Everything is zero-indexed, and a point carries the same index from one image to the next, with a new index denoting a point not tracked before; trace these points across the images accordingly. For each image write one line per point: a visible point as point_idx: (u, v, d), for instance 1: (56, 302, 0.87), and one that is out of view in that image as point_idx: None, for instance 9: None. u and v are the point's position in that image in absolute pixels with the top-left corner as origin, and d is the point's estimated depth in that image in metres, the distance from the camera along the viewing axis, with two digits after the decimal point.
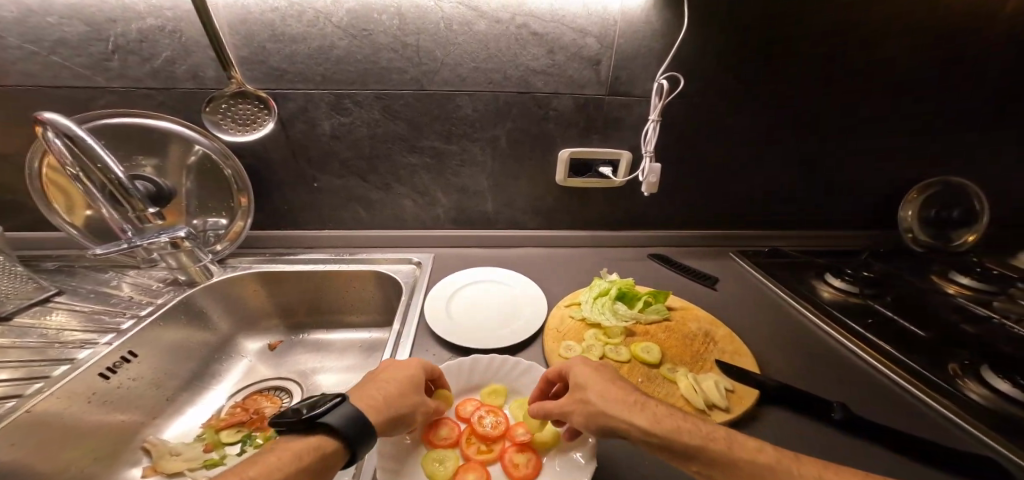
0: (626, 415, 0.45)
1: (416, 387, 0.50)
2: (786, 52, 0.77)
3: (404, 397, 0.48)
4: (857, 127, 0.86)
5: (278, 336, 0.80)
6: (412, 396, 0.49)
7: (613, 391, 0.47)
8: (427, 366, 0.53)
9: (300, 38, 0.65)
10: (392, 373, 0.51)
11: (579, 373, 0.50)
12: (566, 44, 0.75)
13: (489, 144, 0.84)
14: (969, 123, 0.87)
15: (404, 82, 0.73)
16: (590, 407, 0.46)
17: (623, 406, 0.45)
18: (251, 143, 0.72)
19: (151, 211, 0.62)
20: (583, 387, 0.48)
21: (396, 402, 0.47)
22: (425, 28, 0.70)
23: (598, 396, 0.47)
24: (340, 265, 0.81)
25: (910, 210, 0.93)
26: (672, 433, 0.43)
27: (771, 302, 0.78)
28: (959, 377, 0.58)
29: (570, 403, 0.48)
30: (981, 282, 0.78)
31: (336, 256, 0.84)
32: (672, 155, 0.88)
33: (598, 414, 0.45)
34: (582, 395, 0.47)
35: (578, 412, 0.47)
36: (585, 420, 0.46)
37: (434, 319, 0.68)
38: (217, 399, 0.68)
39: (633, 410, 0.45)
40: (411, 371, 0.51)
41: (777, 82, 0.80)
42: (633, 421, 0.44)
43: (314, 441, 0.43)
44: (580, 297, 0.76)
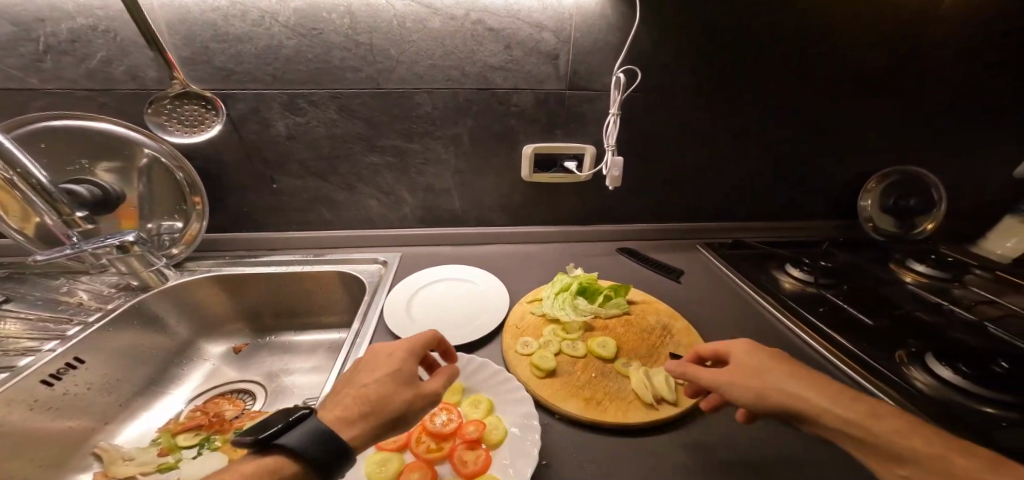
0: (810, 395, 0.42)
1: (398, 385, 0.48)
2: (775, 52, 0.79)
3: (387, 400, 0.46)
4: (854, 126, 0.88)
5: (243, 340, 0.80)
6: (394, 396, 0.47)
7: (794, 374, 0.45)
8: (409, 352, 0.51)
9: (245, 37, 0.64)
10: (369, 373, 0.49)
11: (750, 354, 0.48)
12: (523, 39, 0.75)
13: (451, 142, 0.84)
14: (963, 118, 0.89)
15: (359, 81, 0.72)
16: (761, 384, 0.45)
17: (803, 389, 0.43)
18: (202, 144, 0.71)
19: (79, 216, 0.61)
20: (754, 366, 0.46)
21: (382, 405, 0.46)
22: (377, 27, 0.69)
23: (781, 377, 0.44)
24: (304, 267, 0.81)
25: (868, 200, 0.94)
26: (860, 419, 0.40)
27: (732, 294, 0.79)
28: (904, 364, 0.58)
29: (734, 377, 0.46)
30: (937, 270, 0.79)
31: (301, 258, 0.83)
32: (637, 150, 0.88)
33: (776, 396, 0.43)
34: (759, 372, 0.45)
35: (746, 386, 0.45)
36: (743, 396, 0.45)
37: (392, 320, 0.68)
38: (174, 404, 0.67)
39: (825, 396, 0.42)
40: (391, 366, 0.49)
41: (778, 83, 0.82)
42: (829, 408, 0.41)
43: (269, 463, 0.40)
44: (542, 293, 0.76)
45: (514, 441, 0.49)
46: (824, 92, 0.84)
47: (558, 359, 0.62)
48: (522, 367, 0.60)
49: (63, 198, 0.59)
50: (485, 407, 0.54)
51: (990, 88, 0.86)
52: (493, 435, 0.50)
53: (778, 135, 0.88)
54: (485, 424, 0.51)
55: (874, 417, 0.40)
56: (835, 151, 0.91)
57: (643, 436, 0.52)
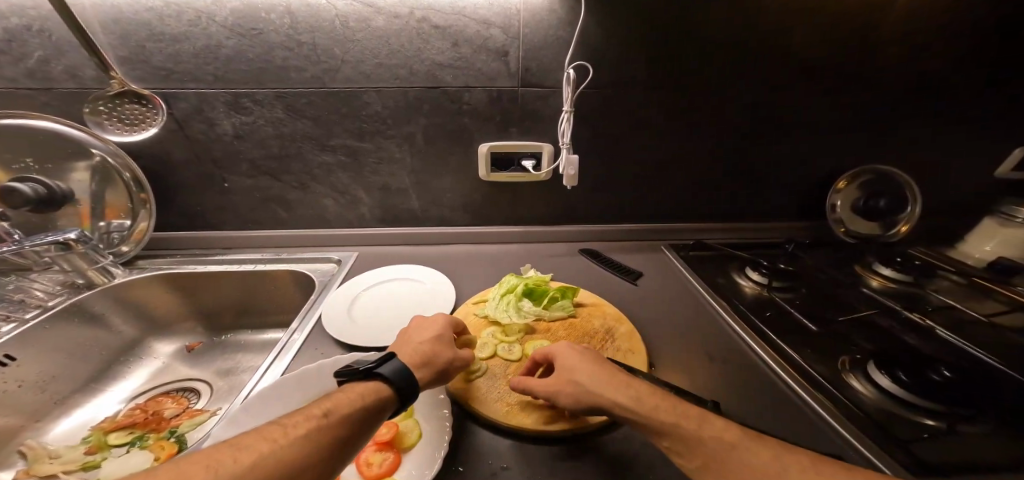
0: (606, 389, 0.46)
1: (446, 341, 0.53)
2: (768, 57, 0.78)
3: (439, 352, 0.51)
4: (857, 126, 0.86)
5: (196, 338, 0.80)
6: (444, 349, 0.52)
7: (596, 370, 0.49)
8: (453, 322, 0.57)
9: (181, 37, 0.64)
10: (438, 331, 0.54)
11: (567, 358, 0.51)
12: (470, 36, 0.74)
13: (405, 141, 0.83)
14: (959, 121, 0.86)
15: (303, 80, 0.72)
16: (575, 389, 0.48)
17: (602, 383, 0.47)
18: (148, 143, 0.71)
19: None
20: (570, 369, 0.49)
21: (434, 355, 0.51)
22: (319, 26, 0.69)
23: (583, 375, 0.48)
24: (256, 266, 0.81)
25: (839, 199, 0.89)
26: (636, 405, 0.44)
27: (686, 297, 0.76)
28: (845, 373, 0.55)
29: (558, 385, 0.49)
30: (903, 274, 0.75)
31: (256, 256, 0.83)
32: (596, 149, 0.86)
33: (585, 392, 0.47)
34: (570, 377, 0.49)
35: (567, 393, 0.48)
36: (565, 403, 0.48)
37: (329, 320, 0.68)
38: (112, 403, 0.67)
39: (622, 391, 0.46)
40: (444, 330, 0.55)
41: (777, 84, 0.80)
42: (619, 400, 0.45)
43: (371, 388, 0.44)
44: (489, 295, 0.74)
45: (424, 447, 0.48)
46: (787, 88, 0.81)
47: (490, 363, 0.61)
48: None
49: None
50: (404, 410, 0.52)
51: (967, 84, 0.82)
52: (407, 438, 0.49)
53: (742, 133, 0.85)
54: (400, 427, 0.50)
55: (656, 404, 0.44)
56: (803, 149, 0.88)
57: (560, 445, 0.50)
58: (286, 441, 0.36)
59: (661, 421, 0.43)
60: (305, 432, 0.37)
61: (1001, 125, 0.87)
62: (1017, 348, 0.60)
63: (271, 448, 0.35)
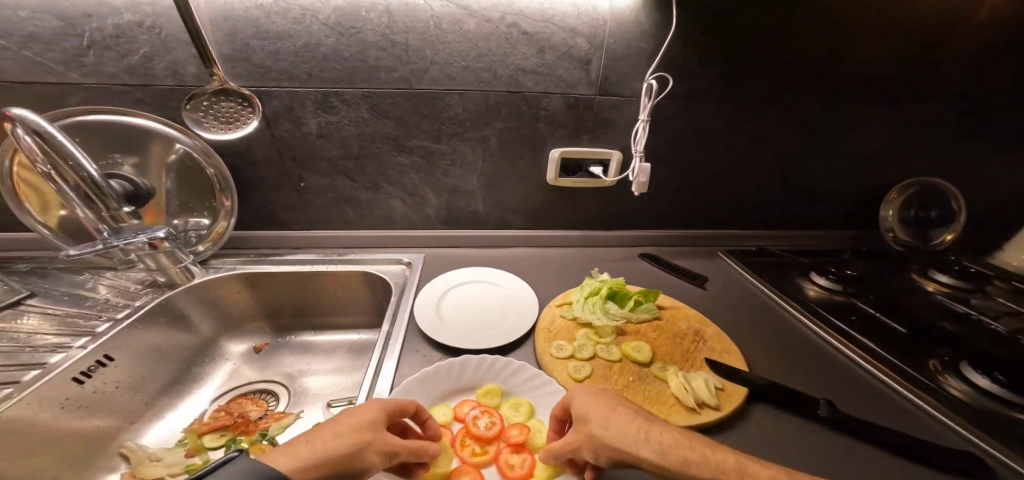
0: (635, 449, 0.41)
1: (358, 425, 0.41)
2: (834, 73, 0.81)
3: (341, 436, 0.39)
4: (909, 140, 0.90)
5: (263, 339, 0.79)
6: (347, 435, 0.40)
7: (610, 420, 0.43)
8: (384, 404, 0.44)
9: (284, 35, 0.63)
10: (347, 414, 0.42)
11: (580, 405, 0.45)
12: (556, 43, 0.75)
13: (479, 144, 0.83)
14: (1001, 137, 0.91)
15: (392, 81, 0.72)
16: (596, 443, 0.42)
17: (628, 440, 0.41)
18: (236, 141, 0.70)
19: (125, 211, 0.60)
20: (589, 425, 0.43)
21: (328, 441, 0.39)
22: (414, 27, 0.69)
23: (602, 430, 0.42)
24: (329, 266, 0.80)
25: (891, 210, 0.95)
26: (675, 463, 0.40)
27: (758, 301, 0.79)
28: (939, 373, 0.58)
29: (578, 439, 0.44)
30: (960, 281, 0.80)
31: (326, 257, 0.82)
32: (662, 157, 0.89)
33: (607, 450, 0.42)
34: (590, 434, 0.43)
35: (590, 450, 0.43)
36: (595, 459, 0.43)
37: (424, 321, 0.67)
38: (199, 404, 0.66)
39: (650, 442, 0.41)
40: (361, 412, 0.42)
41: (839, 98, 0.84)
42: (648, 456, 0.41)
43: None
44: (571, 297, 0.75)
45: None
46: (849, 103, 0.85)
47: (593, 364, 0.62)
48: (558, 369, 0.60)
49: (113, 194, 0.58)
50: (526, 410, 0.53)
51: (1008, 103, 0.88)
52: (537, 440, 0.49)
53: (801, 145, 0.90)
54: (530, 429, 0.50)
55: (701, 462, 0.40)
56: (856, 161, 0.92)
57: None
58: None
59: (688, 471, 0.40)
60: None
61: None
62: None
63: None
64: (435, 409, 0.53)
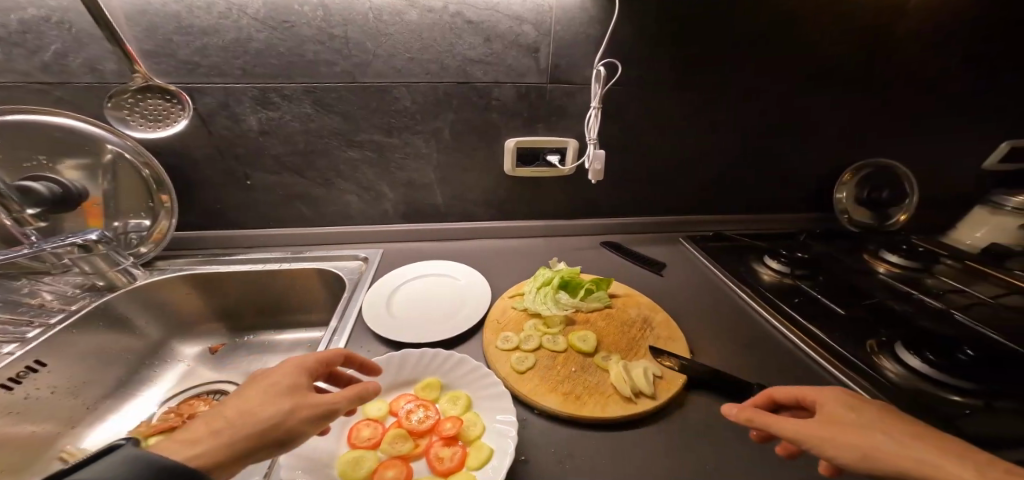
0: (941, 460, 0.32)
1: (280, 391, 0.39)
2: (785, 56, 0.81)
3: (265, 405, 0.38)
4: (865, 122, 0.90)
5: (219, 339, 0.79)
6: (269, 402, 0.38)
7: (909, 432, 0.35)
8: (305, 363, 0.43)
9: (211, 30, 0.61)
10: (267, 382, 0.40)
11: (833, 405, 0.40)
12: (502, 32, 0.74)
13: (432, 136, 0.82)
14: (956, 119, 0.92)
15: (334, 75, 0.69)
16: (865, 442, 0.35)
17: (941, 456, 0.33)
18: (170, 139, 0.68)
19: (27, 213, 0.60)
20: (856, 423, 0.37)
21: (257, 410, 0.37)
22: (352, 19, 0.66)
23: (893, 435, 0.35)
24: (287, 265, 0.79)
25: (844, 192, 0.95)
26: None
27: (712, 287, 0.79)
28: (875, 354, 0.59)
29: (831, 432, 0.37)
30: (909, 260, 0.81)
31: (284, 255, 0.81)
32: (618, 144, 0.88)
33: (879, 454, 0.34)
34: (867, 435, 0.36)
35: (843, 443, 0.36)
36: (840, 454, 0.36)
37: (371, 318, 0.66)
38: (147, 407, 0.66)
39: (952, 456, 0.33)
40: (282, 375, 0.41)
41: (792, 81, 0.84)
42: (956, 472, 0.31)
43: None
44: (524, 288, 0.75)
45: (493, 434, 0.49)
46: (801, 85, 0.84)
47: (538, 355, 0.62)
48: (500, 362, 0.60)
49: (13, 196, 0.59)
50: (462, 403, 0.53)
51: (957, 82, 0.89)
52: (470, 431, 0.49)
53: (757, 129, 0.89)
54: (463, 421, 0.50)
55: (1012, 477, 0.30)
56: (815, 145, 0.92)
57: (622, 430, 0.52)
58: None
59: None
60: None
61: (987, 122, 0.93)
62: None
63: None
64: (369, 406, 0.53)
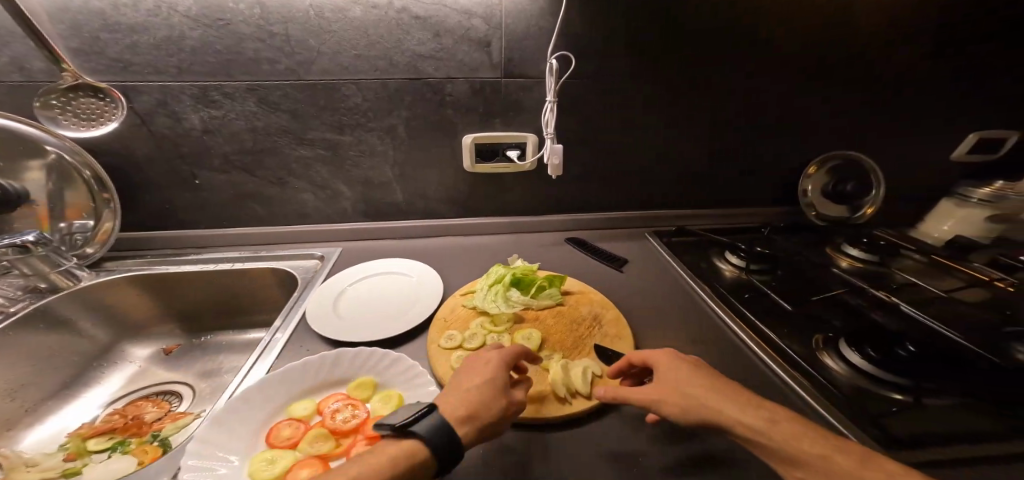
0: (726, 408, 0.43)
1: (498, 387, 0.46)
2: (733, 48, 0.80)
3: (488, 399, 0.45)
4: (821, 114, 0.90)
5: (175, 340, 0.79)
6: (495, 397, 0.45)
7: (711, 386, 0.45)
8: (505, 356, 0.50)
9: (141, 28, 0.61)
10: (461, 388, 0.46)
11: (666, 370, 0.48)
12: (452, 26, 0.72)
13: (387, 133, 0.80)
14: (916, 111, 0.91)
15: (277, 73, 0.69)
16: (681, 399, 0.45)
17: (733, 406, 0.43)
18: (108, 137, 0.68)
19: None
20: (672, 380, 0.47)
21: (485, 403, 0.44)
22: (291, 17, 0.65)
23: (699, 390, 0.45)
24: (253, 263, 0.79)
25: (809, 185, 0.94)
26: (787, 440, 0.40)
27: (670, 283, 0.79)
28: (820, 351, 0.58)
29: (659, 393, 0.46)
30: (870, 254, 0.80)
31: (252, 253, 0.81)
32: (576, 138, 0.87)
33: (694, 407, 0.44)
34: (677, 388, 0.46)
35: (671, 402, 0.45)
36: (668, 410, 0.45)
37: (314, 318, 0.64)
38: (90, 409, 0.66)
39: (739, 407, 0.43)
40: (488, 370, 0.48)
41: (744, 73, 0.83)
42: (742, 417, 0.42)
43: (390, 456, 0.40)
44: (476, 286, 0.75)
45: None
46: (754, 76, 0.84)
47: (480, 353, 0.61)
48: (439, 361, 0.59)
49: None
50: (394, 402, 0.51)
51: (919, 73, 0.87)
52: None
53: (714, 121, 0.88)
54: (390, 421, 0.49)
55: (773, 423, 0.41)
56: (776, 139, 0.92)
57: (552, 430, 0.51)
58: None
59: (772, 438, 0.41)
60: None
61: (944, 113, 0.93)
62: (978, 325, 0.64)
63: None
64: (295, 405, 0.51)
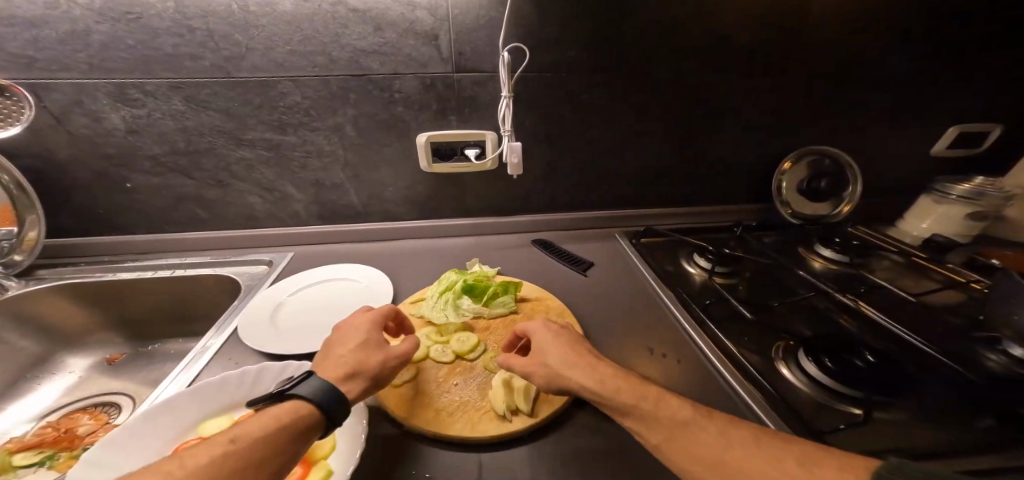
0: (579, 376, 0.47)
1: (372, 347, 0.50)
2: (691, 38, 0.76)
3: (365, 360, 0.48)
4: (790, 107, 0.85)
5: (119, 349, 0.75)
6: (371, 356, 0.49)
7: (574, 357, 0.50)
8: (366, 324, 0.53)
9: (39, 21, 0.57)
10: (336, 356, 0.48)
11: (541, 340, 0.53)
12: (394, 19, 0.68)
13: (334, 132, 0.76)
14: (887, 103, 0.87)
15: (202, 69, 0.65)
16: (549, 371, 0.49)
17: (587, 375, 0.47)
18: (19, 138, 0.64)
19: None
20: (544, 352, 0.51)
21: (362, 363, 0.48)
22: (214, 10, 0.61)
23: (559, 361, 0.49)
24: (215, 268, 0.76)
25: (784, 180, 0.89)
26: (627, 401, 0.44)
27: (636, 288, 0.75)
28: (779, 361, 0.55)
29: (532, 367, 0.50)
30: (842, 254, 0.77)
31: (216, 259, 0.78)
32: (536, 136, 0.83)
33: (556, 375, 0.48)
34: (543, 359, 0.50)
35: (538, 374, 0.49)
36: (536, 379, 0.50)
37: (247, 331, 0.61)
38: (19, 422, 0.61)
39: (592, 375, 0.47)
40: (355, 336, 0.51)
41: (705, 62, 0.79)
42: (592, 386, 0.46)
43: (281, 416, 0.40)
44: (427, 293, 0.71)
45: (346, 451, 0.44)
46: (716, 68, 0.80)
47: (421, 366, 0.57)
48: None
49: None
50: None
51: (894, 64, 0.83)
52: (318, 450, 0.44)
53: (677, 115, 0.84)
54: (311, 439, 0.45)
55: (617, 390, 0.46)
56: (745, 134, 0.88)
57: (488, 451, 0.47)
58: (190, 475, 0.33)
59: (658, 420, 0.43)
60: (210, 466, 0.34)
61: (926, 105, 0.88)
62: (946, 329, 0.61)
63: None
64: (206, 423, 0.47)
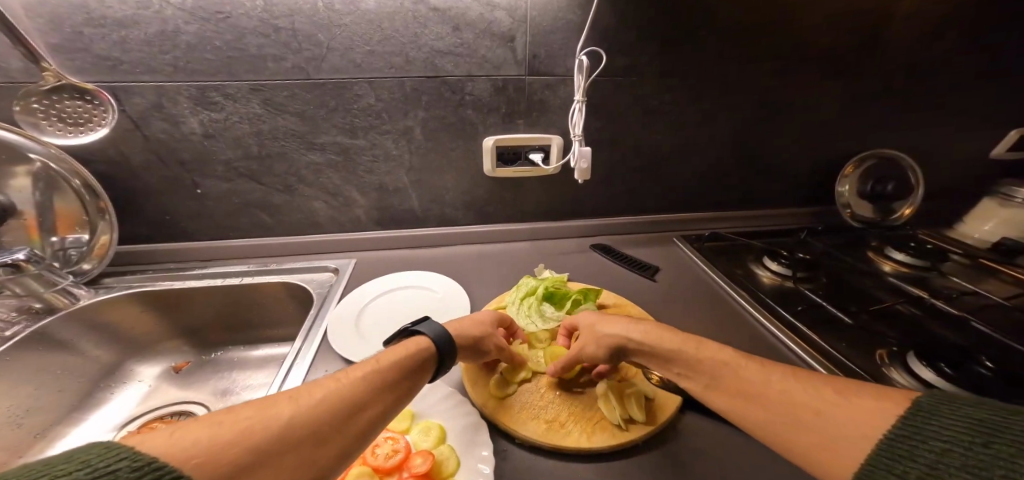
0: (624, 330, 0.52)
1: (486, 323, 0.54)
2: (765, 40, 0.75)
3: (473, 327, 0.52)
4: (854, 108, 0.85)
5: (185, 357, 0.73)
6: (480, 327, 0.53)
7: (621, 319, 0.54)
8: (498, 314, 0.57)
9: (129, 22, 0.55)
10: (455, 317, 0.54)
11: (588, 316, 0.57)
12: (473, 19, 0.66)
13: (402, 136, 0.74)
14: (947, 104, 0.88)
15: (283, 70, 0.63)
16: (596, 335, 0.54)
17: (634, 330, 0.51)
18: (95, 143, 0.63)
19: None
20: (595, 322, 0.55)
21: (472, 330, 0.52)
22: (298, 10, 0.59)
23: (606, 326, 0.54)
24: (265, 277, 0.73)
25: (845, 186, 0.90)
26: (675, 349, 0.48)
27: (709, 292, 0.74)
28: (887, 366, 0.54)
29: (584, 336, 0.55)
30: (916, 258, 0.77)
31: (260, 267, 0.75)
32: (601, 140, 0.82)
33: (604, 336, 0.53)
34: (595, 328, 0.54)
35: (587, 340, 0.54)
36: (587, 343, 0.54)
37: (337, 339, 0.59)
38: (100, 431, 0.61)
39: (637, 330, 0.51)
40: (483, 313, 0.56)
41: (774, 66, 0.78)
42: (639, 339, 0.51)
43: (407, 346, 0.44)
44: (506, 300, 0.70)
45: (472, 468, 0.44)
46: (787, 70, 0.79)
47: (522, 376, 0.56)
48: (480, 387, 0.54)
49: None
50: (436, 434, 0.47)
51: (960, 66, 0.83)
52: (444, 468, 0.44)
53: (743, 118, 0.84)
54: (435, 456, 0.45)
55: (663, 337, 0.49)
56: (807, 136, 0.88)
57: (608, 461, 0.47)
58: (349, 380, 0.37)
59: (702, 364, 0.45)
60: (364, 374, 0.38)
61: (983, 107, 0.89)
62: None
63: (337, 385, 0.36)
64: None
